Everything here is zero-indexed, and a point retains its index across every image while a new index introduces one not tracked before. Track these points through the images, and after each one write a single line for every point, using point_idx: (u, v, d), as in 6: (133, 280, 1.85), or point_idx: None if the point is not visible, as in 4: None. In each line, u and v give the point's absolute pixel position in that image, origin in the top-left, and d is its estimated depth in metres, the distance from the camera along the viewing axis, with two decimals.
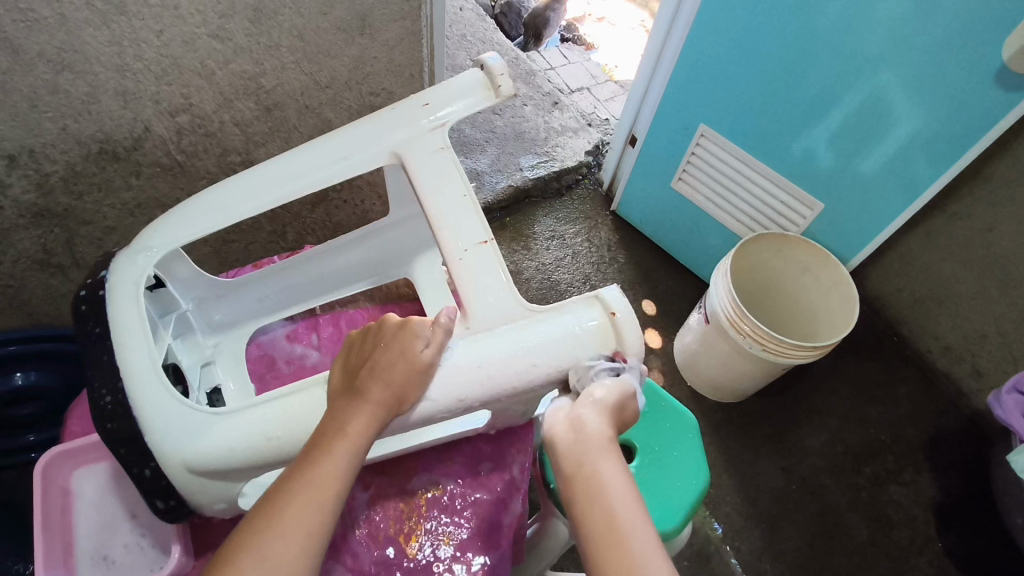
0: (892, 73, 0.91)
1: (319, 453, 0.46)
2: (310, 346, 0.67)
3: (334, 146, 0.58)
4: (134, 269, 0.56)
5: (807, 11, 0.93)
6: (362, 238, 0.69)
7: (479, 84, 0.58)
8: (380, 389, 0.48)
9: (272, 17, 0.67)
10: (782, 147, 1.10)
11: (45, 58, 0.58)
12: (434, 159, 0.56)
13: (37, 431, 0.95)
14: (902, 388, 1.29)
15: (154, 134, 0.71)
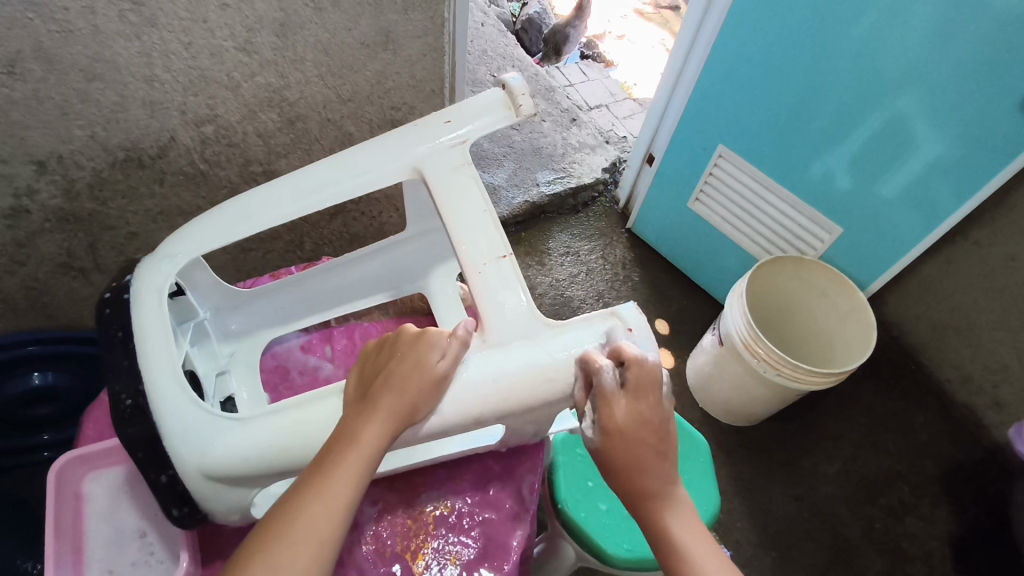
0: (915, 97, 0.90)
1: (331, 462, 0.45)
2: (324, 358, 0.68)
3: (356, 159, 0.59)
4: (158, 275, 0.57)
5: (829, 35, 0.93)
6: (378, 252, 0.70)
7: (501, 103, 0.58)
8: (394, 399, 0.48)
9: (299, 31, 0.68)
10: (801, 170, 1.10)
11: (78, 68, 0.60)
12: (454, 175, 0.57)
13: (52, 432, 0.98)
14: (919, 417, 1.27)
15: (179, 144, 0.72)
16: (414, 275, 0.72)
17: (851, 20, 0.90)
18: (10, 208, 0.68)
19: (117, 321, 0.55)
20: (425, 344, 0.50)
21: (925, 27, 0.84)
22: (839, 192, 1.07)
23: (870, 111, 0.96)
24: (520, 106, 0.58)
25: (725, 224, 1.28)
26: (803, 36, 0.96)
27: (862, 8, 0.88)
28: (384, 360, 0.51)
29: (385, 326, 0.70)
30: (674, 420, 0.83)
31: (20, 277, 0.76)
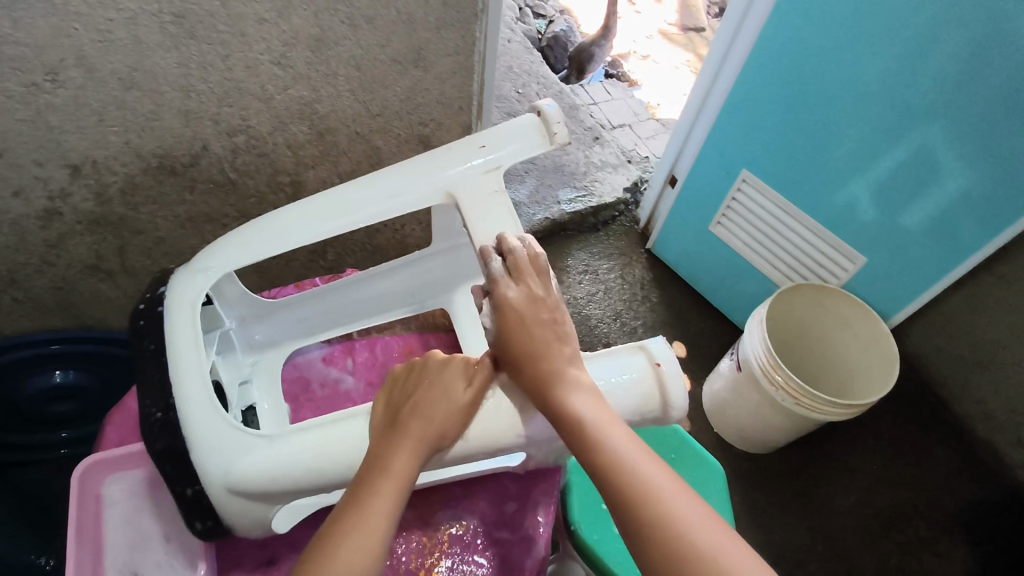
0: (944, 127, 0.90)
1: (366, 492, 0.44)
2: (345, 370, 0.69)
3: (389, 181, 0.59)
4: (192, 287, 0.57)
5: (857, 63, 0.93)
6: (400, 267, 0.71)
7: (535, 130, 0.60)
8: (424, 424, 0.48)
9: (333, 47, 0.69)
10: (824, 198, 1.09)
11: (117, 76, 0.61)
12: (489, 201, 0.58)
13: (69, 429, 1.00)
14: (939, 452, 1.25)
15: (211, 153, 0.73)
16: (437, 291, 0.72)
17: (880, 48, 0.89)
18: (44, 210, 0.69)
19: (149, 332, 0.56)
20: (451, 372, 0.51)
21: (953, 59, 0.84)
22: (863, 223, 1.06)
23: (895, 142, 0.96)
24: (553, 134, 0.60)
25: (747, 249, 1.27)
26: (831, 62, 0.96)
27: (889, 39, 0.88)
28: (412, 387, 0.51)
29: (404, 340, 0.71)
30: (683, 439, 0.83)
31: (49, 277, 0.78)
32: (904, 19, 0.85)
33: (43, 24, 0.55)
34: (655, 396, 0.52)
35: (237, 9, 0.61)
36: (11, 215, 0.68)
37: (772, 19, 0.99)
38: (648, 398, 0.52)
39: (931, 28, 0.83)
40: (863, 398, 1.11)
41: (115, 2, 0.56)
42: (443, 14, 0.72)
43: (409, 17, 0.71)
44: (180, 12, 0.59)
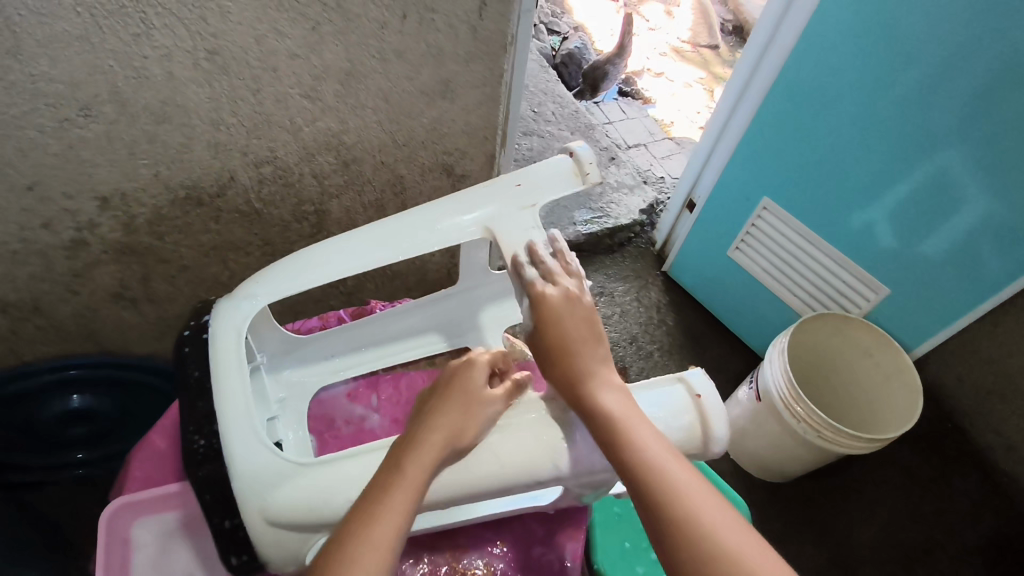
0: (962, 153, 0.89)
1: (377, 504, 0.43)
2: (370, 407, 0.69)
3: (429, 214, 0.59)
4: (236, 315, 0.57)
5: (876, 86, 0.93)
6: (423, 306, 0.71)
7: (569, 171, 0.58)
8: (446, 417, 0.49)
9: (363, 80, 0.69)
10: (843, 223, 1.08)
11: (149, 111, 0.61)
12: (525, 239, 0.57)
13: (84, 449, 0.98)
14: (959, 482, 1.23)
15: (238, 183, 0.73)
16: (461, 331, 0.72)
17: (900, 72, 0.89)
18: (71, 240, 0.70)
19: (195, 358, 0.55)
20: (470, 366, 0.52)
21: (978, 87, 0.83)
22: (883, 250, 1.05)
23: (915, 165, 0.95)
24: (587, 175, 0.58)
25: (766, 275, 1.26)
26: (851, 85, 0.95)
27: (913, 63, 0.87)
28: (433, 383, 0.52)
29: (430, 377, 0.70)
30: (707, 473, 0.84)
31: (73, 304, 0.78)
32: (929, 44, 0.84)
33: (78, 62, 0.55)
34: (697, 431, 0.50)
35: (270, 45, 0.61)
36: (39, 245, 0.69)
37: (797, 44, 0.99)
38: (690, 433, 0.51)
39: (955, 52, 0.83)
40: (885, 432, 1.09)
41: (150, 40, 0.56)
42: (472, 47, 0.72)
43: (439, 51, 0.70)
44: (214, 48, 0.59)
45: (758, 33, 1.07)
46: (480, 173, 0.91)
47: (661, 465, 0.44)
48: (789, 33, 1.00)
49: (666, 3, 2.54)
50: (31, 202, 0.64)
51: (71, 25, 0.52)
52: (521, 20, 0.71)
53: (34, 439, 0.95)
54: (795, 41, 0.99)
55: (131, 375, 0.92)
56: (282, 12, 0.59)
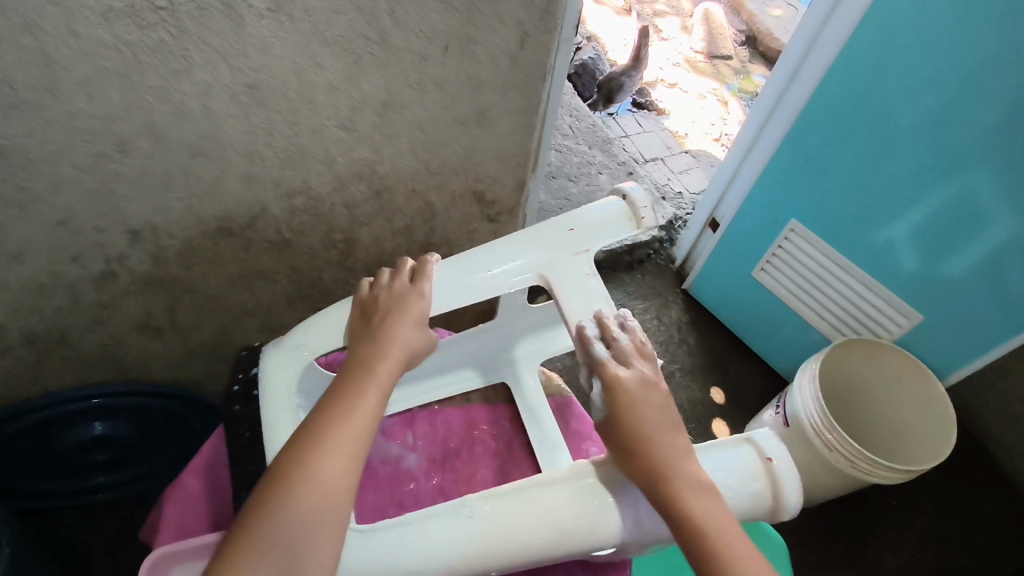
0: (987, 172, 0.88)
1: (349, 395, 0.51)
2: (406, 446, 0.70)
3: (486, 257, 0.61)
4: (282, 367, 0.62)
5: (896, 104, 0.92)
6: (463, 341, 0.73)
7: (624, 215, 0.61)
8: (403, 335, 0.56)
9: (400, 110, 0.68)
10: (865, 242, 1.07)
11: (185, 145, 0.60)
12: (581, 284, 0.59)
13: (107, 474, 1.00)
14: (985, 508, 1.24)
15: (270, 215, 0.72)
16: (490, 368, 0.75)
17: (920, 90, 0.88)
18: (100, 273, 0.69)
19: (245, 420, 0.62)
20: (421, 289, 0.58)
21: (1007, 109, 0.82)
22: (905, 273, 1.05)
23: (938, 184, 0.93)
24: (641, 220, 0.61)
25: (791, 297, 1.25)
26: (871, 104, 0.95)
27: (932, 81, 0.87)
28: (382, 304, 0.58)
29: (466, 415, 0.73)
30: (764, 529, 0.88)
31: (98, 335, 0.77)
32: (954, 62, 0.83)
33: (117, 98, 0.53)
34: (767, 494, 0.53)
35: (309, 78, 0.60)
36: (67, 279, 0.68)
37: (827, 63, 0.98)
38: (760, 497, 0.53)
39: (975, 70, 0.82)
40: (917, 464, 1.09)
41: (190, 75, 0.54)
42: (510, 76, 0.70)
43: (476, 80, 0.69)
44: (254, 82, 0.57)
45: (789, 52, 1.06)
46: (509, 198, 0.89)
47: (743, 562, 0.46)
48: (820, 53, 0.99)
49: (678, 14, 2.52)
50: (62, 237, 0.63)
51: (112, 62, 0.51)
52: (560, 51, 0.71)
53: (57, 466, 0.94)
54: (826, 61, 0.98)
55: (157, 401, 0.91)
56: (324, 46, 0.57)
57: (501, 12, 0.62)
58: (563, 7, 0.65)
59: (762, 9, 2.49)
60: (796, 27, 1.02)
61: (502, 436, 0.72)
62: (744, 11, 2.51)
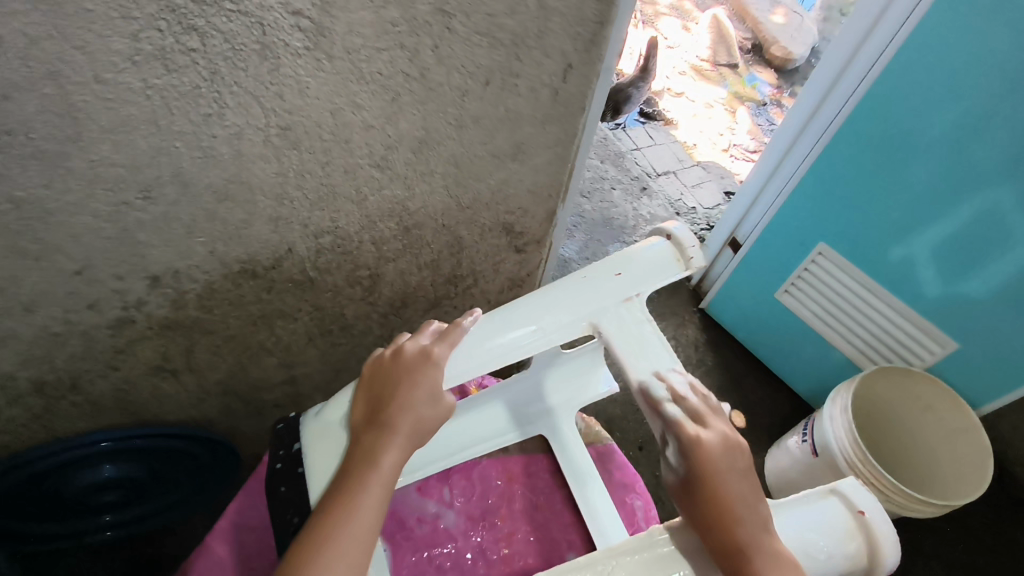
0: (1008, 192, 0.93)
1: (356, 491, 0.52)
2: (443, 504, 0.75)
3: (534, 311, 0.60)
4: (326, 440, 0.61)
5: (918, 125, 0.99)
6: (503, 391, 0.75)
7: (670, 256, 0.60)
8: (408, 421, 0.55)
9: (435, 147, 0.64)
10: (884, 261, 1.13)
11: (212, 190, 0.56)
12: (634, 330, 0.57)
13: (113, 513, 0.95)
14: (1011, 529, 1.25)
15: (296, 255, 0.68)
16: (531, 419, 0.75)
17: (942, 109, 0.95)
18: (116, 319, 0.65)
19: (290, 502, 0.60)
20: (435, 361, 0.57)
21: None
22: (927, 291, 1.10)
23: (961, 203, 0.99)
24: (689, 259, 0.60)
25: (814, 319, 1.30)
26: (896, 125, 1.02)
27: (952, 103, 0.93)
28: (391, 380, 0.57)
29: (504, 468, 0.79)
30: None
31: (111, 380, 0.73)
32: (974, 85, 0.90)
33: (143, 145, 0.49)
34: (864, 556, 0.52)
35: (346, 118, 0.56)
36: (82, 326, 0.63)
37: (860, 86, 1.04)
38: (855, 558, 0.52)
39: (999, 91, 0.88)
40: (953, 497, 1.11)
41: (221, 119, 0.50)
42: (551, 109, 0.66)
43: (516, 115, 0.65)
44: (287, 124, 0.53)
45: (818, 77, 1.14)
46: (538, 229, 0.86)
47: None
48: (854, 77, 1.06)
49: (682, 18, 2.46)
50: (77, 285, 0.59)
51: (139, 108, 0.47)
52: (601, 81, 0.65)
53: (65, 509, 0.89)
54: (860, 84, 1.05)
55: (179, 442, 0.88)
56: (363, 85, 0.53)
57: (547, 45, 0.58)
58: (610, 41, 0.60)
59: (767, 15, 2.43)
60: (829, 51, 1.09)
61: (541, 489, 0.77)
62: (749, 17, 2.46)
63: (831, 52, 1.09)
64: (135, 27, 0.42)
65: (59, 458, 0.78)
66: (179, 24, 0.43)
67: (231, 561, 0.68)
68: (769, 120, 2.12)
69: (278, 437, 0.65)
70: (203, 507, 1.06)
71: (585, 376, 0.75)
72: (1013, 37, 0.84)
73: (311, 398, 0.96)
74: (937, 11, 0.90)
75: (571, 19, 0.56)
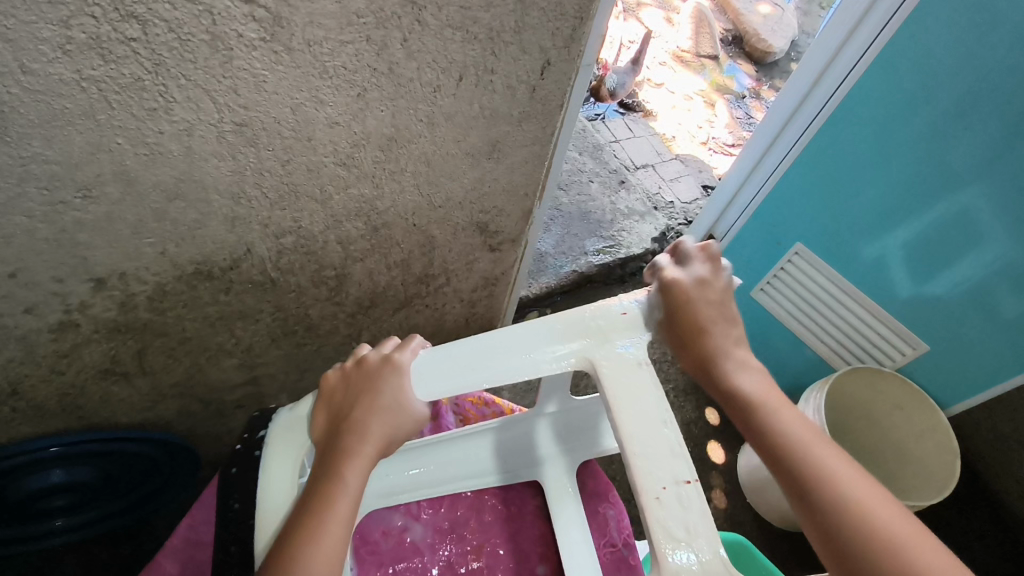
0: (980, 192, 0.92)
1: (324, 501, 0.49)
2: (411, 516, 0.73)
3: (524, 336, 0.57)
4: (288, 434, 0.59)
5: (896, 120, 0.97)
6: (501, 427, 0.75)
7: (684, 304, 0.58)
8: (375, 427, 0.53)
9: (406, 145, 0.60)
10: (856, 258, 1.12)
11: (161, 189, 0.52)
12: (631, 373, 0.53)
13: (63, 516, 0.90)
14: (974, 525, 1.28)
15: (254, 255, 0.64)
16: (532, 463, 0.75)
17: (921, 105, 0.93)
18: (58, 323, 0.60)
19: (240, 488, 0.59)
20: (396, 365, 0.56)
21: (998, 136, 0.87)
22: (898, 295, 1.10)
23: (936, 201, 0.98)
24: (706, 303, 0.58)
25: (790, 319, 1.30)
26: (878, 118, 1.00)
27: (930, 99, 0.92)
28: (355, 389, 0.57)
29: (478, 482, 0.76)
30: (753, 552, 0.94)
31: (55, 385, 0.68)
32: (953, 79, 0.88)
33: (80, 141, 0.45)
34: None
35: (308, 114, 0.52)
36: (19, 331, 0.59)
37: (842, 86, 1.03)
38: None
39: (978, 89, 0.86)
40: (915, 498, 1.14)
41: (169, 114, 0.46)
42: (528, 107, 0.63)
43: (491, 112, 0.61)
44: (243, 121, 0.49)
45: (799, 78, 1.13)
46: (514, 228, 0.83)
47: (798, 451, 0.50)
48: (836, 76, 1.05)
49: (664, 8, 2.41)
50: (13, 289, 0.54)
51: (74, 102, 0.43)
52: (581, 77, 0.63)
53: (11, 516, 0.84)
54: (845, 80, 1.03)
55: (137, 448, 0.83)
56: (325, 79, 0.49)
57: (525, 41, 0.55)
58: (589, 37, 0.58)
59: (749, 6, 2.40)
60: (812, 49, 1.08)
61: (513, 500, 0.76)
62: (731, 9, 2.41)
63: (812, 53, 1.08)
64: (65, 13, 0.38)
65: (7, 466, 0.73)
66: (116, 10, 0.39)
67: None
68: (748, 113, 2.11)
69: (252, 425, 0.64)
70: (161, 507, 1.02)
71: (595, 428, 0.75)
72: (990, 42, 0.83)
73: (275, 398, 0.93)
74: (922, 11, 0.88)
75: (550, 14, 0.53)
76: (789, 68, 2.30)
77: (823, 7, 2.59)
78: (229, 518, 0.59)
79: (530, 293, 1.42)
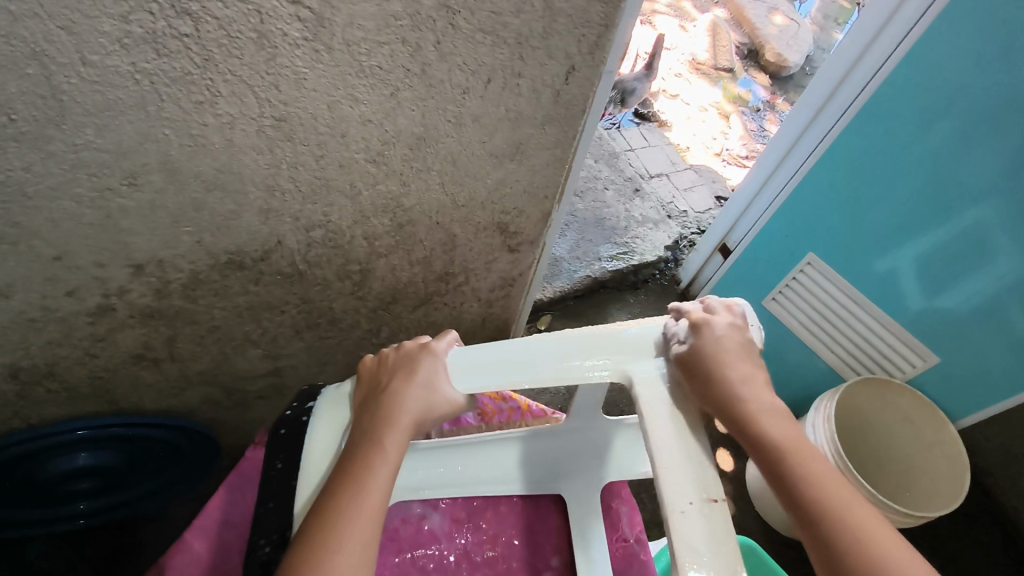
0: (994, 209, 0.94)
1: (364, 468, 0.51)
2: (429, 505, 0.74)
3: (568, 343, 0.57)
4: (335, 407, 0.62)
5: (910, 133, 0.99)
6: (531, 436, 0.77)
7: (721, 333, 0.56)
8: (411, 402, 0.57)
9: (433, 144, 0.62)
10: (868, 270, 1.14)
11: (201, 179, 0.54)
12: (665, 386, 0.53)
13: (87, 499, 0.93)
14: (983, 538, 1.29)
15: (285, 247, 0.67)
16: (558, 475, 0.77)
17: (935, 121, 0.95)
18: (97, 307, 0.63)
19: (284, 447, 0.61)
20: (434, 353, 0.60)
21: (1010, 153, 0.89)
22: (909, 307, 1.11)
23: (950, 215, 0.99)
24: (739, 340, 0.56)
25: (802, 328, 1.30)
26: (893, 131, 1.01)
27: (947, 114, 0.93)
28: (393, 369, 0.60)
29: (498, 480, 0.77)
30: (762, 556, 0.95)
31: (89, 367, 0.71)
32: (962, 96, 0.91)
33: (129, 130, 0.48)
34: None
35: (343, 111, 0.54)
36: (60, 312, 0.61)
37: (857, 100, 1.04)
38: None
39: (994, 106, 0.88)
40: (921, 510, 1.15)
41: (213, 107, 0.49)
42: (551, 111, 0.65)
43: (517, 115, 0.64)
44: (282, 116, 0.52)
45: (812, 92, 1.14)
46: (532, 229, 0.85)
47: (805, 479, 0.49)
48: (850, 92, 1.06)
49: (681, 20, 2.43)
50: (57, 271, 0.57)
51: (127, 93, 0.45)
52: (603, 83, 0.65)
53: (38, 497, 0.87)
54: (859, 96, 1.04)
55: (158, 433, 0.86)
56: (361, 78, 0.52)
57: (552, 46, 0.57)
58: (614, 43, 0.60)
59: (765, 21, 2.42)
60: (826, 65, 1.08)
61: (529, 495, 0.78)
62: (747, 22, 2.43)
63: (827, 67, 1.09)
64: (126, 9, 0.40)
65: (35, 445, 0.76)
66: (172, 8, 0.41)
67: (207, 561, 0.67)
68: (762, 126, 2.12)
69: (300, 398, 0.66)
70: (180, 495, 1.04)
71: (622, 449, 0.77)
72: (1002, 64, 0.85)
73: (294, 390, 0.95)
74: (933, 30, 0.90)
75: (577, 21, 0.55)
76: (804, 82, 2.32)
77: (839, 23, 2.61)
78: (270, 476, 0.60)
79: (544, 297, 1.44)
